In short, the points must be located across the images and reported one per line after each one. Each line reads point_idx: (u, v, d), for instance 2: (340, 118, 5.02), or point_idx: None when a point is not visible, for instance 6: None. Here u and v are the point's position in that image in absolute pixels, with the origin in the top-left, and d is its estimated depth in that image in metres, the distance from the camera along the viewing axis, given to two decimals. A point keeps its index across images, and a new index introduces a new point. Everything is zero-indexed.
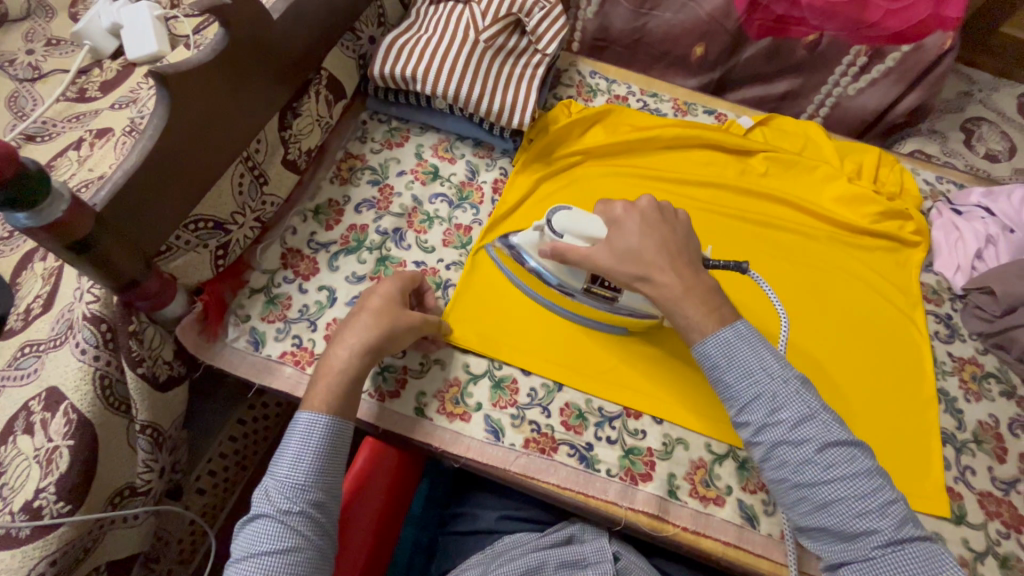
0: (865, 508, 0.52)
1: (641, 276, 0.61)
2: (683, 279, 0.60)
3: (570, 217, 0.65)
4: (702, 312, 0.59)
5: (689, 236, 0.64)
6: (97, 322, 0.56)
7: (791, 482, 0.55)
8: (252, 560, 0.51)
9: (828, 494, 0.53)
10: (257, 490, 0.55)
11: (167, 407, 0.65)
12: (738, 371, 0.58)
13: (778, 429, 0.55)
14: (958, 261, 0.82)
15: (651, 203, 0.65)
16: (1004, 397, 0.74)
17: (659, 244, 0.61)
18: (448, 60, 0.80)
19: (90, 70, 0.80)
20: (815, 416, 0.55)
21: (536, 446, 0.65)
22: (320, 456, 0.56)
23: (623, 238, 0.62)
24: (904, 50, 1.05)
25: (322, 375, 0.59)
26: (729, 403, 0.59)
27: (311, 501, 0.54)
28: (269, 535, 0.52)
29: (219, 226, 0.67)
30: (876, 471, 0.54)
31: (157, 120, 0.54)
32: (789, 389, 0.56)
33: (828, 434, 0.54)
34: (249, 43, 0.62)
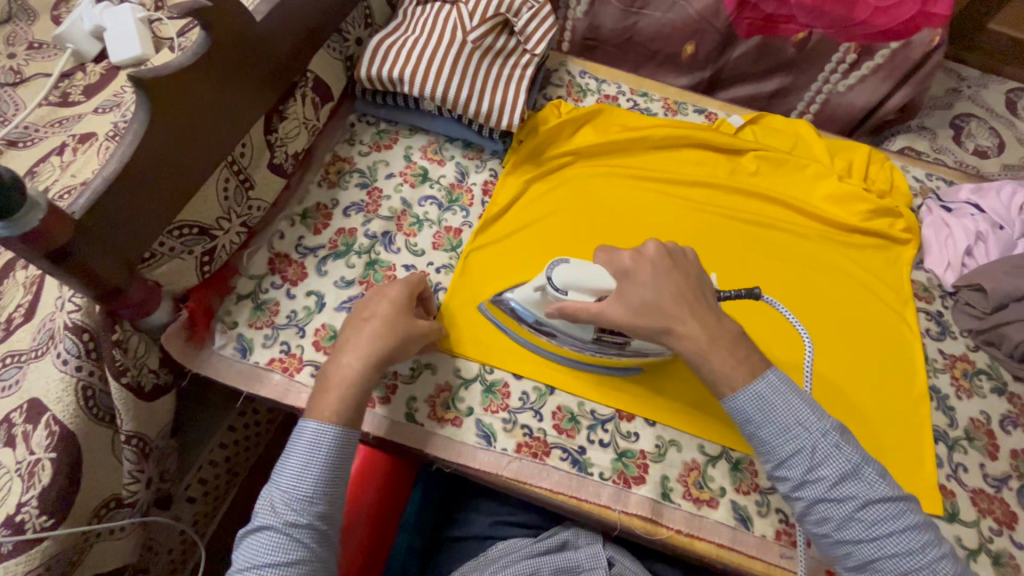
0: (914, 566, 0.52)
1: (663, 329, 0.59)
2: (706, 327, 0.59)
3: (574, 271, 0.60)
4: (731, 363, 0.58)
5: (704, 278, 0.63)
6: (79, 332, 0.55)
7: (835, 538, 0.54)
8: (255, 570, 0.51)
9: (875, 552, 0.53)
10: (261, 498, 0.54)
11: (152, 417, 0.64)
12: (775, 428, 0.56)
13: (820, 486, 0.54)
14: (949, 257, 0.82)
15: (657, 249, 0.63)
16: (995, 394, 0.74)
17: (676, 292, 0.60)
18: (436, 61, 0.79)
19: (73, 74, 0.79)
20: (857, 472, 0.54)
21: (528, 451, 0.65)
22: (326, 467, 0.54)
23: (636, 289, 0.60)
24: (893, 47, 1.05)
25: (331, 386, 0.58)
26: (765, 457, 0.58)
27: (317, 513, 0.53)
28: (274, 546, 0.51)
29: (205, 232, 0.66)
30: (920, 524, 0.53)
31: (137, 126, 0.53)
32: (828, 443, 0.55)
33: (871, 492, 0.53)
34: (232, 47, 0.61)
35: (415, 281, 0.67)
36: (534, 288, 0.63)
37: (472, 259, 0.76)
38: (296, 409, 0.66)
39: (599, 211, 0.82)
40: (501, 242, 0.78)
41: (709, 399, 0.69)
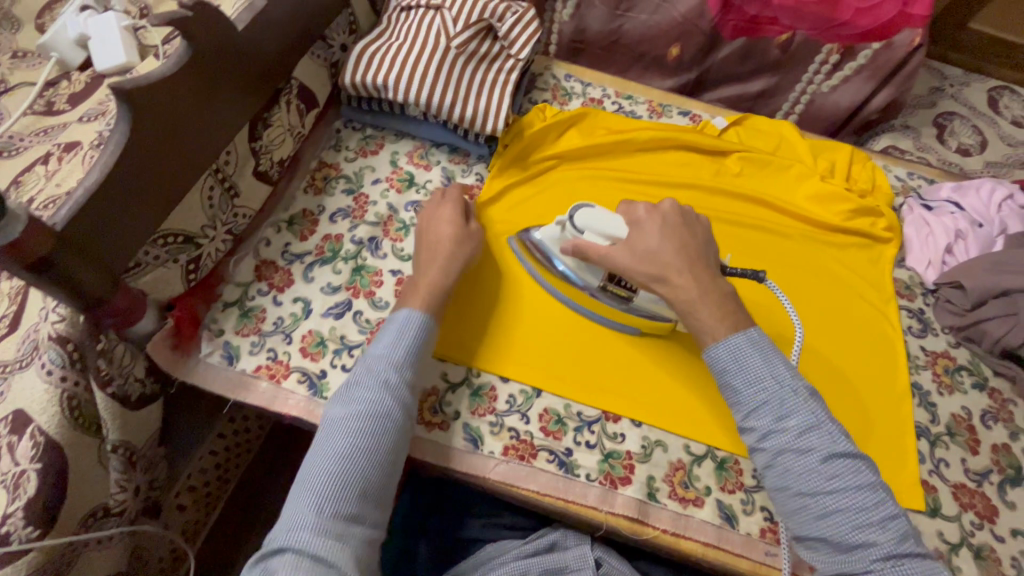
0: (867, 520, 0.52)
1: (658, 277, 0.63)
2: (699, 282, 0.62)
3: (592, 215, 0.66)
4: (716, 317, 0.61)
5: (708, 244, 0.67)
6: (63, 343, 0.55)
7: (793, 491, 0.55)
8: (347, 410, 0.56)
9: (831, 504, 0.53)
10: (358, 363, 0.60)
11: (139, 425, 0.64)
12: (746, 377, 0.58)
13: (783, 436, 0.55)
14: (929, 255, 0.83)
15: (672, 207, 0.68)
16: (975, 389, 0.75)
17: (677, 247, 0.64)
18: (420, 66, 0.80)
19: (57, 82, 0.79)
20: (822, 426, 0.55)
21: (515, 453, 0.65)
22: (416, 344, 0.61)
23: (643, 240, 0.64)
24: (875, 47, 1.06)
25: (424, 288, 0.67)
26: (737, 408, 0.60)
27: (406, 383, 0.59)
28: (368, 393, 0.57)
29: (190, 241, 0.66)
30: (879, 485, 0.54)
31: (118, 136, 0.53)
32: (797, 398, 0.57)
33: (834, 445, 0.54)
34: (215, 55, 0.61)
35: (453, 194, 0.77)
36: (556, 222, 0.69)
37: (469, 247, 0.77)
38: (283, 415, 0.66)
39: None
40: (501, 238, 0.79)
41: (695, 399, 0.70)
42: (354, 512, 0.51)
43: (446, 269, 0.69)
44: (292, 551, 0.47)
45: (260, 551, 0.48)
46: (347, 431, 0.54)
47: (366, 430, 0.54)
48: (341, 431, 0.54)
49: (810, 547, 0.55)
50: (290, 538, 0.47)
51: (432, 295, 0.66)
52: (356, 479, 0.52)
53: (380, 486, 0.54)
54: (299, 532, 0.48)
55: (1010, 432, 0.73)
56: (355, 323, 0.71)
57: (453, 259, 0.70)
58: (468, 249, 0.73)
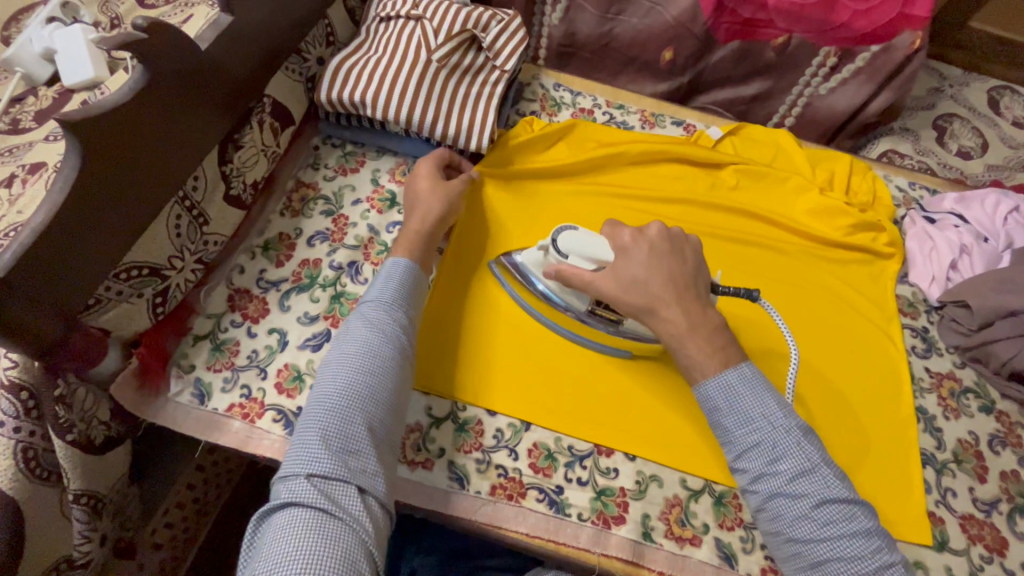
0: (862, 570, 0.51)
1: (647, 309, 0.61)
2: (688, 314, 0.61)
3: (577, 239, 0.66)
4: (706, 351, 0.60)
5: (698, 270, 0.64)
6: (16, 391, 0.52)
7: (787, 537, 0.54)
8: (345, 349, 0.57)
9: (826, 553, 0.52)
10: (353, 312, 0.62)
11: (104, 471, 0.61)
12: (738, 417, 0.57)
13: (776, 480, 0.54)
14: (933, 271, 0.80)
15: (659, 232, 0.65)
16: (983, 413, 0.72)
17: (666, 277, 0.62)
18: (399, 81, 0.76)
19: (25, 98, 0.72)
20: (816, 470, 0.54)
21: (503, 493, 0.62)
22: (404, 288, 0.63)
23: (629, 267, 0.63)
24: (874, 50, 1.03)
25: (404, 237, 0.68)
26: (727, 447, 0.59)
27: (401, 322, 0.60)
28: (362, 331, 0.58)
29: (156, 273, 0.62)
30: (874, 532, 0.53)
31: (69, 170, 0.49)
32: (789, 440, 0.55)
33: (827, 491, 0.53)
34: (174, 77, 0.57)
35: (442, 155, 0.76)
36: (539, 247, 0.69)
37: (447, 265, 0.75)
38: (258, 456, 0.63)
39: None
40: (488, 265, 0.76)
41: (692, 431, 0.67)
42: (362, 450, 0.51)
43: (428, 217, 0.70)
44: (299, 499, 0.47)
45: (269, 503, 0.48)
46: (343, 374, 0.54)
47: (362, 370, 0.55)
48: (338, 374, 0.55)
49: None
50: (298, 482, 0.48)
51: (415, 243, 0.68)
52: (358, 416, 0.52)
53: (385, 421, 0.54)
54: (306, 477, 0.48)
55: (1019, 458, 0.70)
56: None
57: (436, 206, 0.71)
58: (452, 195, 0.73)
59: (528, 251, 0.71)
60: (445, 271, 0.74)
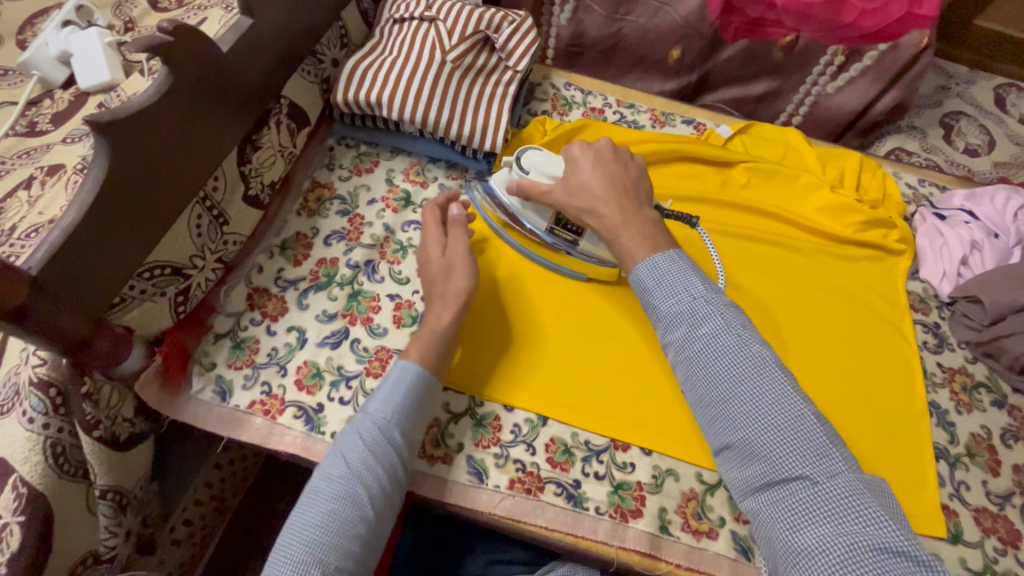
0: (772, 424, 0.53)
1: (587, 210, 0.65)
2: (623, 210, 0.64)
3: (537, 156, 0.71)
4: (637, 240, 0.63)
5: (641, 180, 0.68)
6: (45, 388, 0.53)
7: (707, 400, 0.57)
8: (331, 472, 0.54)
9: (741, 409, 0.54)
10: (350, 421, 0.59)
11: (128, 467, 0.62)
12: (666, 292, 0.60)
13: (696, 344, 0.58)
14: (944, 267, 0.81)
15: (607, 144, 0.69)
16: (995, 407, 0.73)
17: (606, 181, 0.66)
18: (414, 82, 0.77)
19: (40, 101, 0.72)
20: (732, 333, 0.57)
21: (521, 487, 0.63)
22: (409, 403, 0.59)
23: (576, 174, 0.67)
24: (882, 48, 1.03)
25: (423, 335, 0.64)
26: (659, 326, 0.62)
27: (398, 444, 0.57)
28: (352, 456, 0.55)
29: (178, 272, 0.62)
30: (791, 390, 0.54)
31: (97, 171, 0.50)
32: (709, 306, 0.58)
33: (743, 350, 0.56)
34: (198, 78, 0.58)
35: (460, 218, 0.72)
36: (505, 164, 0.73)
37: None
38: (279, 452, 0.64)
39: None
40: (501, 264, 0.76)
41: None
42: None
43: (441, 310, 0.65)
44: None
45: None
46: (323, 505, 0.52)
47: (346, 499, 0.52)
48: (320, 501, 0.52)
49: (727, 463, 0.56)
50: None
51: (431, 345, 0.63)
52: (332, 552, 0.50)
53: (361, 555, 0.52)
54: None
55: None
56: (352, 352, 0.69)
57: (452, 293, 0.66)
58: (466, 275, 0.67)
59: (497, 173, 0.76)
60: None
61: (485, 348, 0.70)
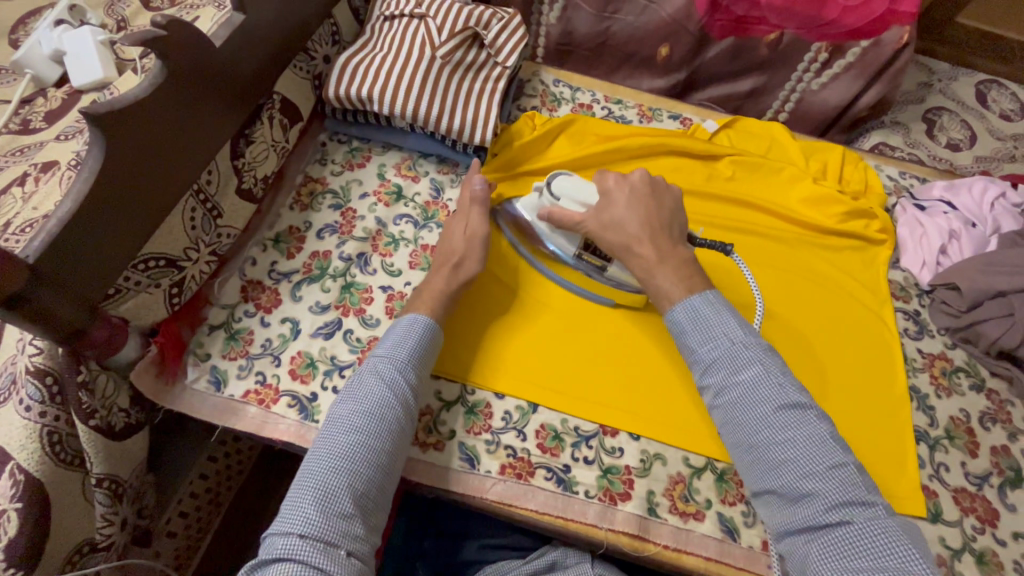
0: (813, 469, 0.52)
1: (623, 246, 0.66)
2: (660, 250, 0.65)
3: (570, 183, 0.71)
4: (674, 281, 0.64)
5: (675, 215, 0.69)
6: (42, 376, 0.54)
7: (746, 444, 0.56)
8: (352, 406, 0.57)
9: (782, 454, 0.54)
10: (364, 363, 0.62)
11: (125, 455, 0.63)
12: (701, 335, 0.61)
13: (736, 389, 0.57)
14: (924, 256, 0.83)
15: (641, 177, 0.70)
16: (973, 390, 0.75)
17: (642, 218, 0.66)
18: (405, 78, 0.78)
19: (33, 100, 0.72)
20: (772, 378, 0.57)
21: (512, 472, 0.64)
22: (422, 347, 0.62)
23: (611, 209, 0.67)
24: (864, 45, 1.05)
25: (426, 292, 0.68)
26: (695, 367, 0.62)
27: (411, 385, 0.60)
28: (373, 390, 0.58)
29: (172, 264, 0.63)
30: (830, 437, 0.54)
31: (92, 163, 0.51)
32: (750, 352, 0.58)
33: (783, 397, 0.55)
34: (191, 72, 0.59)
35: (482, 196, 0.74)
36: (535, 189, 0.73)
37: (490, 294, 0.75)
38: (273, 440, 0.65)
39: None
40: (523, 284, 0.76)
41: (692, 412, 0.69)
42: (355, 515, 0.51)
43: (450, 278, 0.69)
44: (293, 554, 0.47)
45: (260, 554, 0.49)
46: (348, 434, 0.55)
47: (367, 431, 0.55)
48: (344, 432, 0.55)
49: (768, 506, 0.55)
50: (289, 540, 0.48)
51: (437, 301, 0.67)
52: (357, 479, 0.52)
53: (383, 483, 0.55)
54: (299, 535, 0.48)
55: (1009, 433, 0.73)
56: (345, 343, 0.70)
57: (462, 266, 0.70)
58: (478, 261, 0.71)
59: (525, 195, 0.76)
60: (489, 297, 0.74)
61: (490, 376, 0.69)
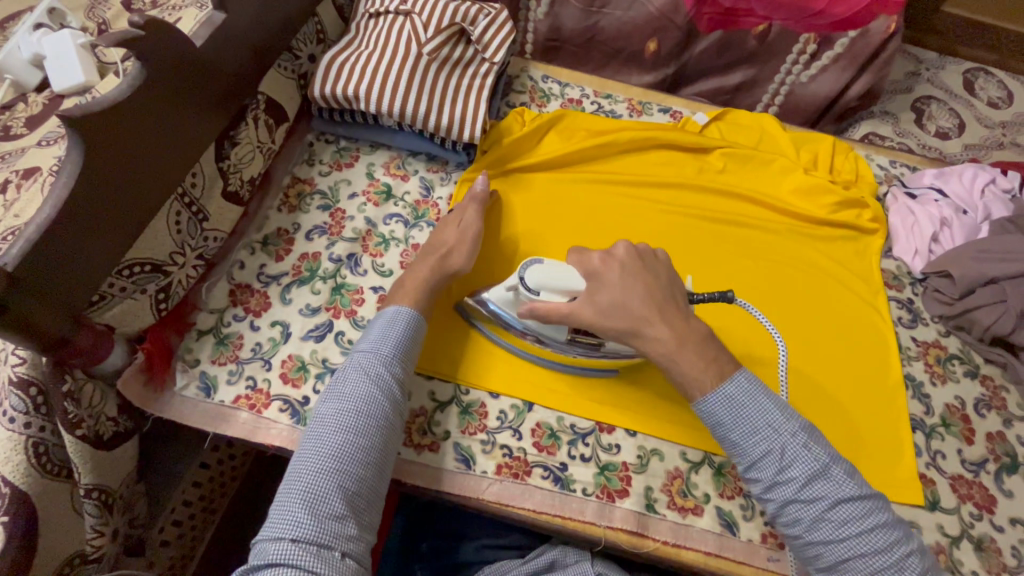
0: (882, 564, 0.52)
1: (632, 332, 0.60)
2: (675, 330, 0.60)
3: (545, 271, 0.62)
4: (700, 365, 0.59)
5: (674, 282, 0.64)
6: (25, 387, 0.53)
7: (806, 539, 0.55)
8: (338, 405, 0.56)
9: (846, 552, 0.53)
10: (347, 360, 0.61)
11: (114, 465, 0.62)
12: (745, 429, 0.57)
13: (789, 487, 0.55)
14: (916, 245, 0.83)
15: (627, 250, 0.64)
16: (968, 377, 0.75)
17: (645, 294, 0.61)
18: (391, 76, 0.77)
19: (13, 105, 0.71)
20: (826, 472, 0.55)
21: (509, 472, 0.64)
22: (407, 340, 0.62)
23: (605, 292, 0.61)
24: (851, 35, 1.05)
25: (409, 283, 0.67)
26: (737, 457, 0.59)
27: (398, 379, 0.59)
28: (358, 387, 0.57)
29: (158, 269, 0.62)
30: (886, 521, 0.54)
31: (71, 167, 0.50)
32: (797, 444, 0.56)
33: (839, 491, 0.54)
34: (171, 74, 0.58)
35: (480, 196, 0.75)
36: (505, 288, 0.63)
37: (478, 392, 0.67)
38: (266, 446, 0.64)
39: (571, 218, 0.80)
40: (509, 374, 0.69)
41: (688, 408, 0.68)
42: (348, 515, 0.50)
43: (436, 268, 0.68)
44: (286, 560, 0.47)
45: (252, 559, 0.48)
46: (336, 435, 0.54)
47: (355, 430, 0.54)
48: (332, 431, 0.54)
49: None
50: (281, 545, 0.47)
51: (422, 294, 0.66)
52: (349, 480, 0.52)
53: (375, 483, 0.54)
54: (292, 539, 0.48)
55: (1004, 420, 0.73)
56: (337, 345, 0.69)
57: (449, 258, 0.69)
58: (467, 253, 0.70)
59: (492, 287, 0.67)
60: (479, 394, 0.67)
61: (484, 377, 0.68)
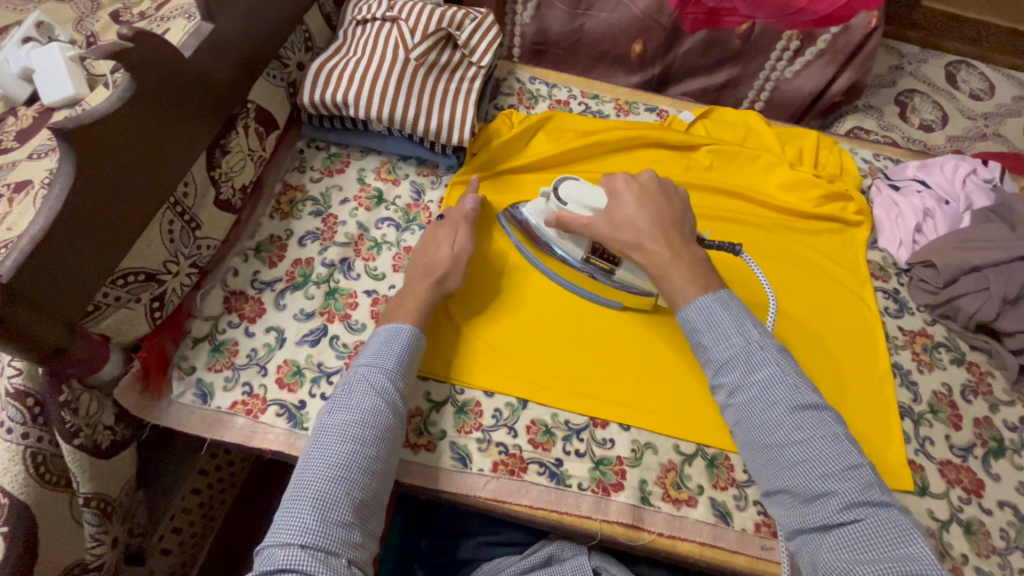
0: (827, 469, 0.51)
1: (635, 245, 0.66)
2: (673, 247, 0.65)
3: (575, 187, 0.71)
4: (688, 278, 0.63)
5: (685, 213, 0.69)
6: (22, 398, 0.54)
7: (759, 444, 0.56)
8: (344, 415, 0.56)
9: (795, 454, 0.53)
10: (351, 371, 0.61)
11: (112, 474, 0.62)
12: (714, 336, 0.60)
13: (750, 389, 0.57)
14: (900, 236, 0.84)
15: (650, 178, 0.71)
16: (953, 364, 0.77)
17: (653, 216, 0.67)
18: (380, 82, 0.78)
19: (3, 119, 0.71)
20: (787, 378, 0.56)
21: (505, 469, 0.64)
22: (410, 353, 0.63)
23: (621, 209, 0.68)
24: (833, 31, 1.07)
25: (404, 303, 0.67)
26: (708, 366, 0.61)
27: (400, 391, 0.60)
28: (364, 398, 0.58)
29: (152, 278, 0.63)
30: (844, 437, 0.53)
31: (64, 178, 0.51)
32: (764, 352, 0.58)
33: (799, 397, 0.55)
34: (160, 84, 0.59)
35: (468, 215, 0.76)
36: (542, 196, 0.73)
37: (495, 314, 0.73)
38: (263, 451, 0.65)
39: None
40: (528, 291, 0.75)
41: (680, 402, 0.69)
42: (353, 523, 0.51)
43: (434, 290, 0.68)
44: (293, 566, 0.47)
45: (258, 566, 0.48)
46: (342, 444, 0.54)
47: (361, 440, 0.55)
48: (338, 441, 0.54)
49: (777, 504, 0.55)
50: (289, 552, 0.48)
51: (424, 314, 0.66)
52: (355, 488, 0.52)
53: (378, 491, 0.55)
54: (299, 546, 0.48)
55: (990, 405, 0.74)
56: (332, 349, 0.70)
57: (445, 281, 0.70)
58: (461, 278, 0.71)
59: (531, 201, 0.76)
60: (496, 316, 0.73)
61: (480, 373, 0.69)
